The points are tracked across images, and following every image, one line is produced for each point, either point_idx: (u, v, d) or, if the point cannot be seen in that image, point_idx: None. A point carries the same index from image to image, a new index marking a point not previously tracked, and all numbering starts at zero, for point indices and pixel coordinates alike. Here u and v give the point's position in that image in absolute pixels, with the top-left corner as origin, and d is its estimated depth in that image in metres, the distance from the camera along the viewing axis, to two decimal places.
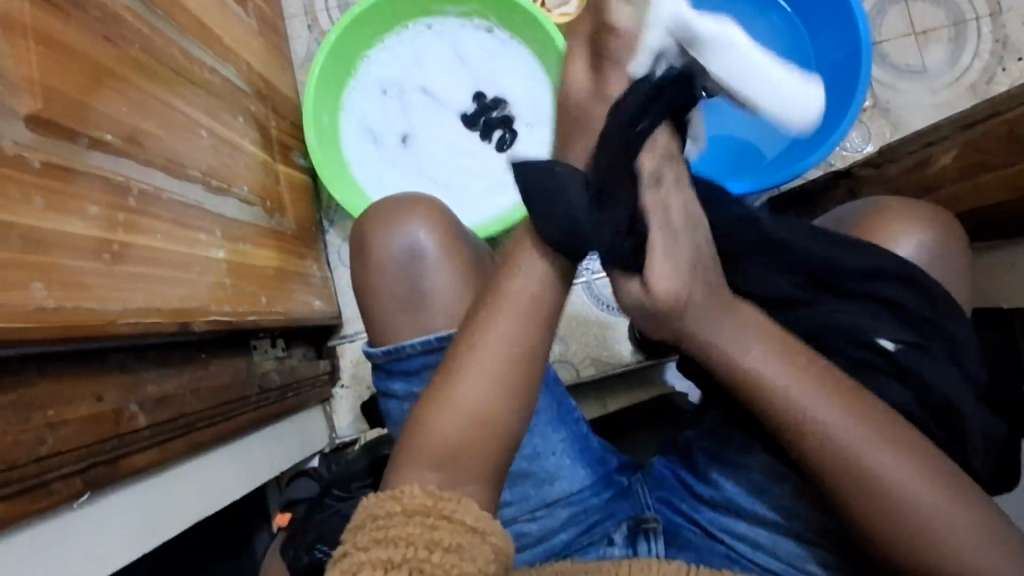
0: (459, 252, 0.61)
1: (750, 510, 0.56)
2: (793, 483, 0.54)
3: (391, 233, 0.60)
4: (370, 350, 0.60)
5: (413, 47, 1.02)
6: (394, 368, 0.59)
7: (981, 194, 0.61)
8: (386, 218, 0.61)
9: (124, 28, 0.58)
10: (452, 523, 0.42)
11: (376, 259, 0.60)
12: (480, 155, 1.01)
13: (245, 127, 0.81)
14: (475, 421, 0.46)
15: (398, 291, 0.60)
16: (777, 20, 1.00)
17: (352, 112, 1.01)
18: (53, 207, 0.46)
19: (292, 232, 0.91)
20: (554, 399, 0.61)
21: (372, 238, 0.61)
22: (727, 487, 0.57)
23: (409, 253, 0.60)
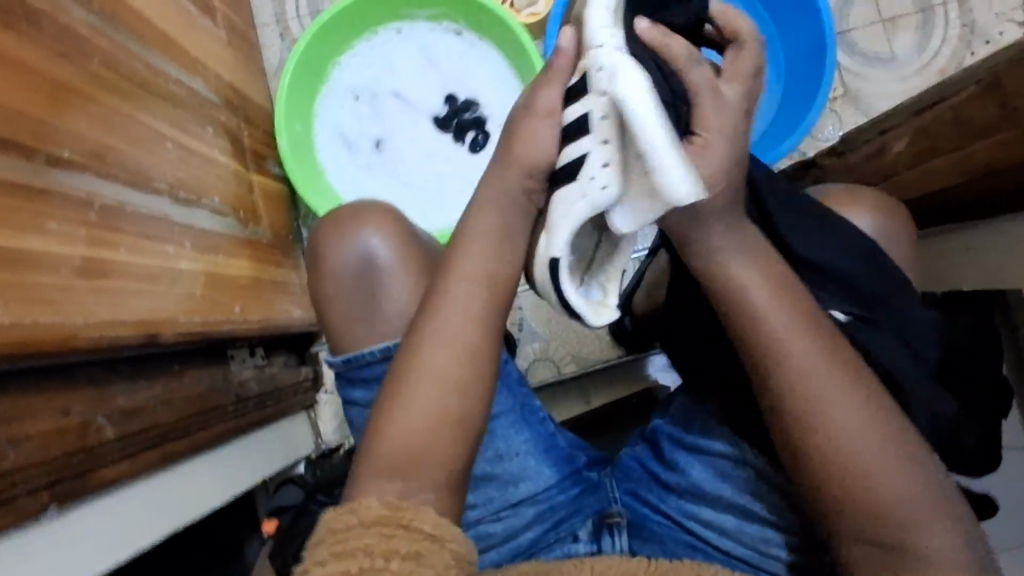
0: (421, 257, 0.62)
1: (716, 496, 0.57)
2: (756, 470, 0.55)
3: (346, 241, 0.61)
4: (330, 360, 0.61)
5: (384, 52, 1.02)
6: (355, 375, 0.60)
7: (935, 178, 0.61)
8: (343, 224, 0.61)
9: (82, 44, 0.59)
10: (408, 531, 0.42)
11: (334, 266, 0.61)
12: (454, 157, 1.02)
13: (215, 138, 0.82)
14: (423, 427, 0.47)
15: (356, 297, 0.60)
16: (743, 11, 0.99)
17: (325, 119, 1.01)
18: (9, 225, 0.46)
19: (268, 240, 0.91)
20: (516, 398, 0.60)
21: (329, 246, 0.61)
22: (694, 473, 0.58)
23: (365, 258, 0.60)
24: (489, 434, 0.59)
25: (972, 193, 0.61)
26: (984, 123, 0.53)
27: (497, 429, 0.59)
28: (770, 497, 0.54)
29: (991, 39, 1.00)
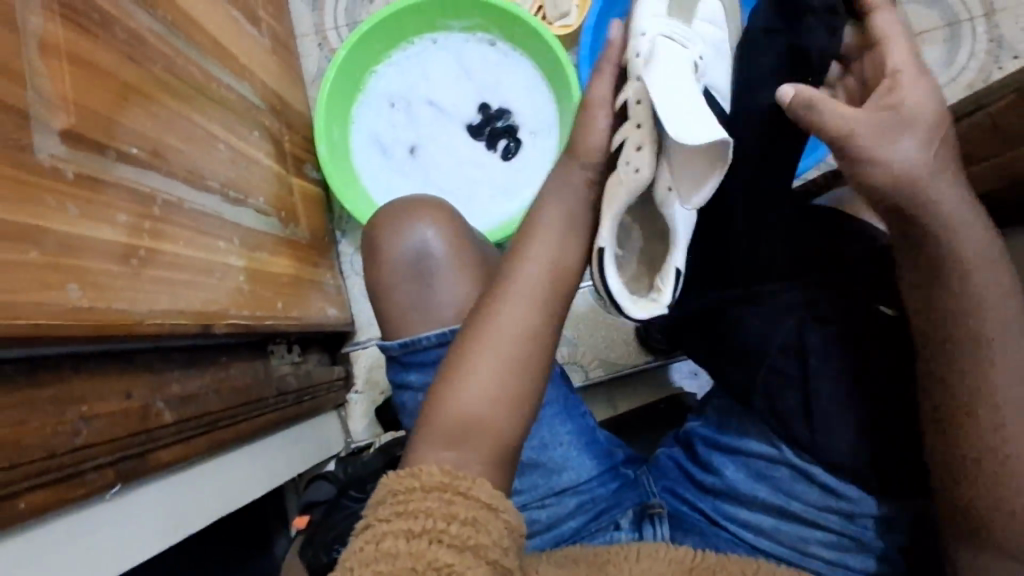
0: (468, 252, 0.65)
1: (751, 496, 0.57)
2: (790, 466, 0.55)
3: (406, 233, 0.65)
4: (386, 344, 0.63)
5: (420, 61, 1.05)
6: (410, 360, 0.62)
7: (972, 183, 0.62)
8: (399, 220, 0.66)
9: (148, 48, 0.62)
10: (467, 498, 0.45)
11: (393, 255, 0.65)
12: (485, 163, 1.04)
13: (260, 141, 0.85)
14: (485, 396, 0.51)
15: (412, 286, 0.64)
16: None
17: (361, 126, 1.05)
18: (86, 215, 0.48)
19: (306, 240, 0.94)
20: (559, 391, 0.63)
21: (391, 237, 0.65)
22: (729, 474, 0.59)
23: (421, 250, 0.64)
24: (536, 422, 0.61)
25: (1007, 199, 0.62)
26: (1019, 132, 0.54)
27: (541, 419, 0.61)
28: (807, 497, 0.55)
29: (1019, 54, 1.01)
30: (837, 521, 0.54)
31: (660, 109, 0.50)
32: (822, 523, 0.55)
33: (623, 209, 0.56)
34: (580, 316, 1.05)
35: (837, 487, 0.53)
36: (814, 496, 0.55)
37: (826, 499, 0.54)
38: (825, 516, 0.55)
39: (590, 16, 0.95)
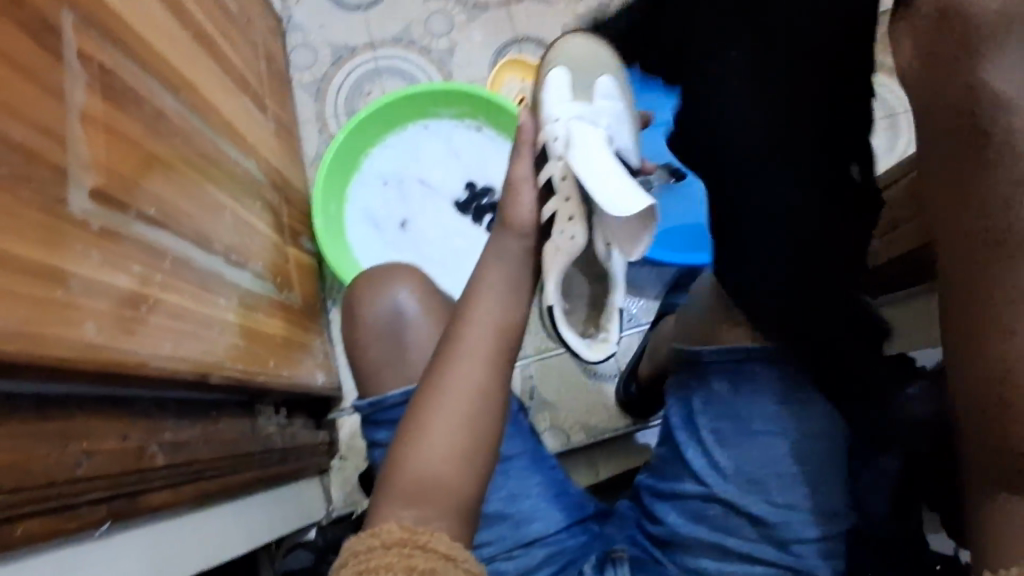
0: (438, 312, 0.81)
1: (694, 538, 0.67)
2: (722, 504, 0.66)
3: (380, 298, 0.80)
4: (358, 404, 0.76)
5: (413, 145, 1.15)
6: (379, 417, 0.74)
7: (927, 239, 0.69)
8: (378, 285, 0.81)
9: (169, 125, 0.69)
10: (425, 551, 0.53)
11: (368, 316, 0.80)
12: (472, 236, 1.12)
13: (261, 212, 0.91)
14: (439, 449, 0.63)
15: (384, 345, 0.78)
16: None
17: (355, 202, 1.12)
18: (106, 263, 0.53)
19: (298, 306, 0.98)
20: (526, 448, 0.75)
21: (366, 301, 0.81)
22: (671, 520, 0.68)
23: (395, 310, 0.80)
24: (503, 475, 0.72)
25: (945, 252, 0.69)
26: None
27: (511, 472, 0.72)
28: (743, 531, 0.65)
29: None
30: (767, 552, 0.64)
31: (596, 197, 0.66)
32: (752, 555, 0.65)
33: (564, 269, 0.73)
34: (561, 381, 1.08)
35: (759, 520, 0.64)
36: (746, 530, 0.65)
37: (756, 532, 0.65)
38: (751, 545, 0.65)
39: None
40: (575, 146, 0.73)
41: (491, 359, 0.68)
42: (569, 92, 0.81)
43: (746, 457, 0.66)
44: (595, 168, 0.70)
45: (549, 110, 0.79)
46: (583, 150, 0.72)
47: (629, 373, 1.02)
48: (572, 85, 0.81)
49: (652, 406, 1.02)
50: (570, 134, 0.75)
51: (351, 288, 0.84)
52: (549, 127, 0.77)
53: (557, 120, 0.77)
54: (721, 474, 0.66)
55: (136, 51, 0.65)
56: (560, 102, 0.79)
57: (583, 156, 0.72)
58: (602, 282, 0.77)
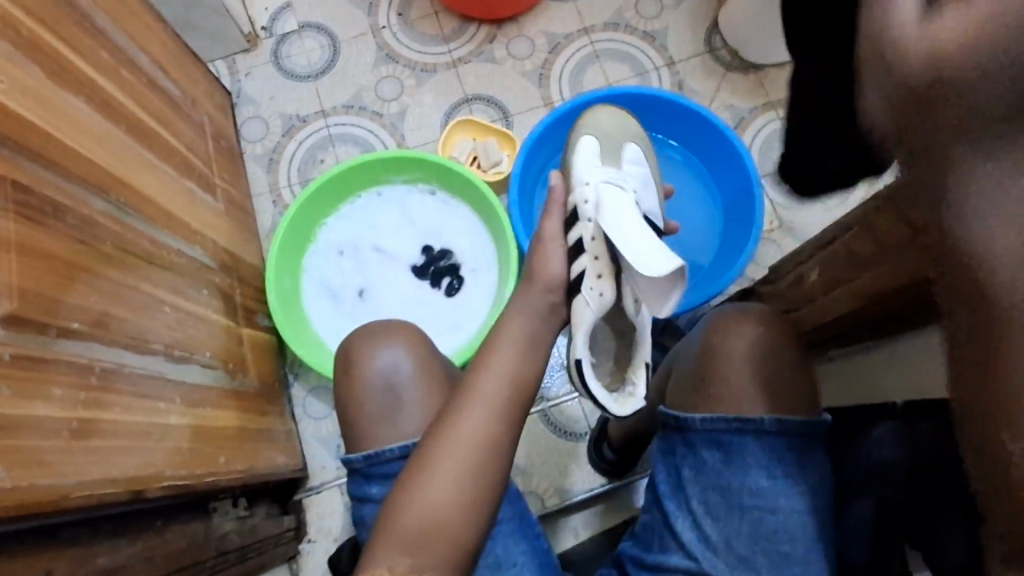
0: (430, 371, 0.79)
1: None
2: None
3: (376, 353, 0.79)
4: (350, 456, 0.74)
5: (366, 212, 1.14)
6: (372, 470, 0.73)
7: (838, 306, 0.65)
8: (376, 340, 0.80)
9: (98, 229, 0.67)
10: None
11: (362, 370, 0.78)
12: (431, 301, 1.10)
13: (210, 298, 0.90)
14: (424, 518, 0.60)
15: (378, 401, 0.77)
16: (672, 154, 1.20)
17: (311, 275, 1.11)
18: (20, 394, 0.51)
19: (255, 389, 0.96)
20: (516, 512, 0.71)
21: (363, 355, 0.79)
22: None
23: (391, 366, 0.78)
24: (491, 539, 0.69)
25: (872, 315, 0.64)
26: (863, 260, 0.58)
27: (496, 538, 0.69)
28: None
29: None
30: None
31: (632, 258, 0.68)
32: None
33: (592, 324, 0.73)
34: (535, 441, 1.06)
35: None
36: None
37: None
38: None
39: (516, 167, 1.06)
40: (604, 208, 0.77)
41: (479, 428, 0.65)
42: (598, 156, 0.86)
43: (733, 530, 0.64)
44: (624, 231, 0.73)
45: (578, 173, 0.84)
46: (612, 211, 0.76)
47: (600, 433, 1.00)
48: (600, 151, 0.87)
49: (629, 463, 1.00)
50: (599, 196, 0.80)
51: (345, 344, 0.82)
52: (578, 190, 0.82)
53: (587, 183, 0.82)
54: (709, 540, 0.64)
55: (57, 161, 0.64)
56: (588, 166, 0.85)
57: (610, 218, 0.75)
58: (627, 340, 0.78)
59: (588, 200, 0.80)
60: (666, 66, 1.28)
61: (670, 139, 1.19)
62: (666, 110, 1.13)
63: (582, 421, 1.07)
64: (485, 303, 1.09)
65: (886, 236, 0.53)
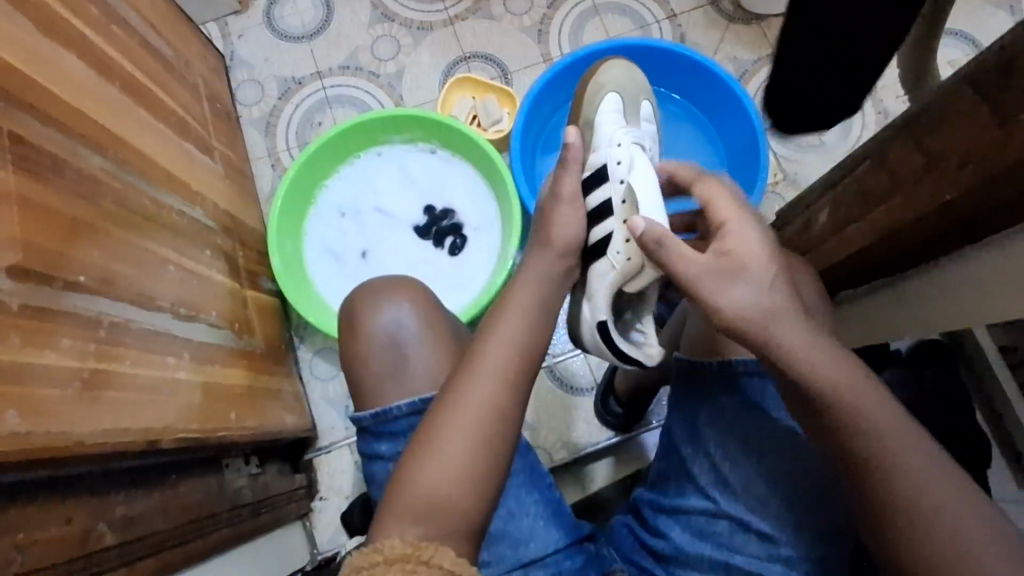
0: (438, 326, 0.80)
1: (698, 555, 0.64)
2: (729, 519, 0.64)
3: (383, 310, 0.79)
4: (359, 414, 0.74)
5: (367, 173, 1.13)
6: (380, 429, 0.74)
7: (846, 246, 0.65)
8: (382, 297, 0.80)
9: (98, 185, 0.67)
10: (429, 566, 0.53)
11: (369, 326, 0.78)
12: (434, 261, 1.10)
13: (213, 259, 0.89)
14: (442, 484, 0.60)
15: (387, 354, 0.77)
16: (675, 109, 1.18)
17: (314, 237, 1.11)
18: (28, 343, 0.51)
19: (261, 350, 0.96)
20: (527, 463, 0.71)
21: (370, 313, 0.79)
22: (674, 535, 0.66)
23: (397, 322, 0.78)
24: (503, 492, 0.69)
25: (877, 258, 0.63)
26: (874, 197, 0.59)
27: (511, 490, 0.69)
28: (750, 548, 0.63)
29: None
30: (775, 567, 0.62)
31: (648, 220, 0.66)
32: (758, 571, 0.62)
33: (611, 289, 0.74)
34: (544, 398, 1.07)
35: (758, 530, 0.63)
36: (754, 547, 0.63)
37: (763, 547, 0.63)
38: (759, 562, 0.62)
39: (517, 123, 1.05)
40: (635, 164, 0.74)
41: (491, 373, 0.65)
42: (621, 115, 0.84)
43: (752, 473, 0.64)
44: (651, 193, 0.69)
45: (602, 133, 0.82)
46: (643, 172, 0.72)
47: (608, 386, 1.01)
48: (622, 109, 0.85)
49: (636, 415, 1.01)
50: (630, 157, 0.76)
51: (351, 301, 0.83)
52: (606, 150, 0.79)
53: (618, 145, 0.79)
54: (731, 483, 0.64)
55: (53, 115, 0.63)
56: (612, 124, 0.82)
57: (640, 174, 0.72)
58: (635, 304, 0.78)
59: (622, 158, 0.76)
60: (667, 18, 1.25)
61: (672, 93, 1.17)
62: (667, 62, 1.11)
63: (588, 376, 1.08)
64: (489, 261, 1.08)
65: (903, 169, 0.54)
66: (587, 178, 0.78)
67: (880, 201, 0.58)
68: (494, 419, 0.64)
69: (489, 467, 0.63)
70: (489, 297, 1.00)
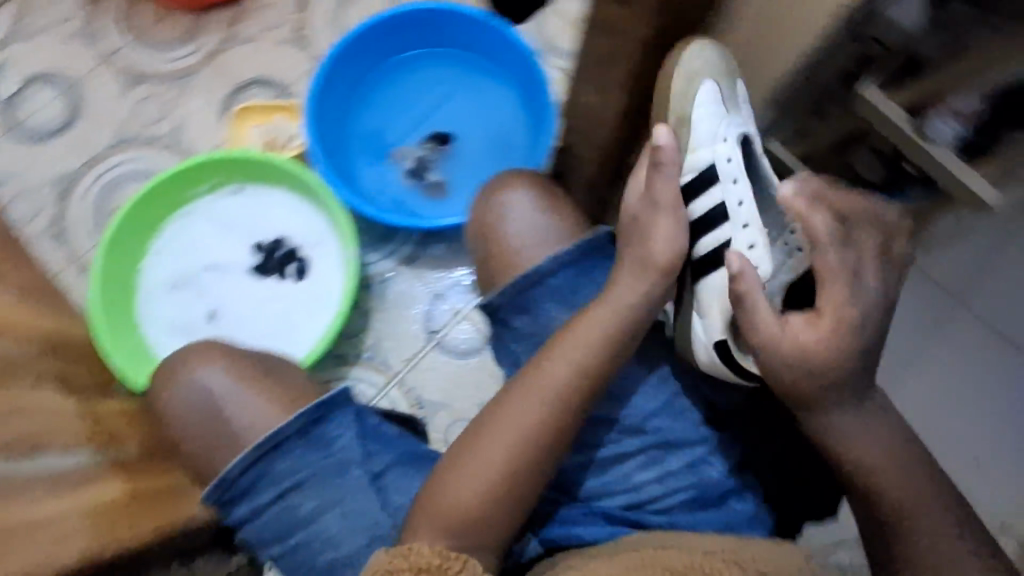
0: (250, 373, 0.71)
1: (630, 469, 0.71)
2: (645, 432, 0.71)
3: (185, 383, 0.70)
4: (202, 494, 0.65)
5: (183, 236, 1.08)
6: (230, 497, 0.64)
7: (618, 100, 0.70)
8: (178, 372, 0.71)
9: None
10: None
11: (180, 406, 0.69)
12: (284, 292, 1.06)
13: (41, 384, 0.81)
14: (474, 486, 0.62)
15: (207, 428, 0.68)
16: (458, 62, 1.17)
17: (154, 321, 1.04)
18: None
19: (140, 453, 0.89)
20: (396, 449, 0.67)
21: (173, 393, 0.70)
22: (607, 457, 0.71)
23: (201, 390, 0.69)
24: (385, 488, 0.64)
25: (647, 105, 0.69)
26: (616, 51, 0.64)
27: (391, 482, 0.65)
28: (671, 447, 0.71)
29: None
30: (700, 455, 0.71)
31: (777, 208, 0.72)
32: (686, 465, 0.71)
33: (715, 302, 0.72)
34: (440, 376, 1.09)
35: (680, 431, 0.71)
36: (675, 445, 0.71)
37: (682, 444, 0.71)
38: (684, 458, 0.71)
39: (306, 133, 1.01)
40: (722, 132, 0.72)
41: None
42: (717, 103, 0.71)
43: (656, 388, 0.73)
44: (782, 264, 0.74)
45: (697, 128, 0.72)
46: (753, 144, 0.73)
47: None
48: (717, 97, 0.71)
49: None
50: (736, 154, 0.72)
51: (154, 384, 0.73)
52: (704, 149, 0.72)
53: (722, 140, 0.72)
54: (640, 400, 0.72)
55: None
56: (706, 116, 0.71)
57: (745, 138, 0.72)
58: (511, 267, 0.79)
59: (730, 177, 0.72)
60: None
61: (447, 47, 1.16)
62: (428, 19, 1.10)
63: (473, 337, 1.10)
64: (337, 269, 1.06)
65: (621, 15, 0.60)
66: (690, 182, 0.73)
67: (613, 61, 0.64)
68: (501, 415, 0.65)
69: (495, 469, 0.63)
70: (349, 302, 0.98)
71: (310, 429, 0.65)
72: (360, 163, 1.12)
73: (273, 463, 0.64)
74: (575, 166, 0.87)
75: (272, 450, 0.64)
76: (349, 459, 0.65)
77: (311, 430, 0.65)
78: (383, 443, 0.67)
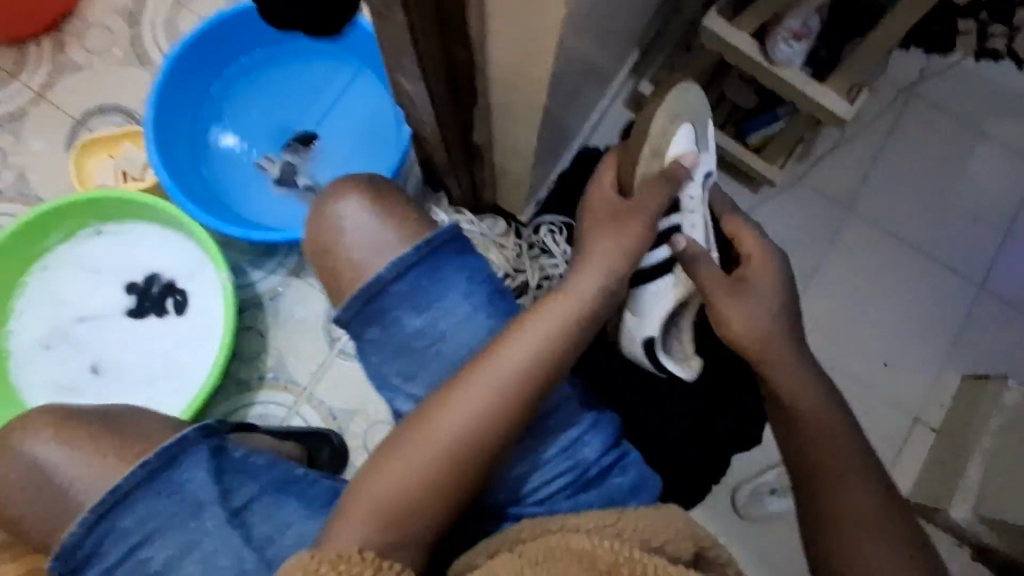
0: (92, 435, 0.65)
1: (589, 463, 0.68)
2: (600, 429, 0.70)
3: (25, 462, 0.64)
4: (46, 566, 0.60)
5: (48, 292, 1.01)
6: (77, 562, 0.60)
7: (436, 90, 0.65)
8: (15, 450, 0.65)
9: None
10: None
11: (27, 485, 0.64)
12: (167, 330, 1.01)
13: None
14: (403, 484, 0.59)
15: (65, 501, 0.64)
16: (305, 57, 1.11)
17: (33, 384, 0.98)
18: None
19: None
20: (255, 476, 0.64)
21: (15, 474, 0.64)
22: (585, 449, 0.68)
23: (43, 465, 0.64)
24: (249, 521, 0.63)
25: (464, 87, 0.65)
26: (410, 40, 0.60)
27: (255, 515, 0.63)
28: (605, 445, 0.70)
29: None
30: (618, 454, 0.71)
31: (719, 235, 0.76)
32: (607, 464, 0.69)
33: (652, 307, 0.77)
34: (347, 384, 1.06)
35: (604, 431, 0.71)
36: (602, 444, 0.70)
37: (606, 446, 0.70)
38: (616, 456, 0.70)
39: (152, 158, 0.94)
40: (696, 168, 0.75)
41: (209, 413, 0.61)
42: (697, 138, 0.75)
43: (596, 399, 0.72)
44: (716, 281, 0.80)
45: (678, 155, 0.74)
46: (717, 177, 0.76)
47: None
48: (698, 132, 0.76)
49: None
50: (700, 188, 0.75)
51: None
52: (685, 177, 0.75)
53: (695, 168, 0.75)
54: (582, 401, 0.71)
55: None
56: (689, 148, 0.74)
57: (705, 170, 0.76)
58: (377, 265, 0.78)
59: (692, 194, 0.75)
60: None
61: (291, 43, 1.10)
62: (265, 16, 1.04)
63: None
64: (216, 297, 1.01)
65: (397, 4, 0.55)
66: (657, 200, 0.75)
67: (395, 54, 0.59)
68: (458, 412, 0.61)
69: (442, 469, 0.60)
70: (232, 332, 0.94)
71: (154, 476, 0.61)
72: (216, 179, 1.06)
73: (121, 517, 0.61)
74: (428, 148, 0.83)
75: (120, 504, 0.60)
76: (204, 500, 0.62)
77: (156, 476, 0.61)
78: (246, 474, 0.64)
